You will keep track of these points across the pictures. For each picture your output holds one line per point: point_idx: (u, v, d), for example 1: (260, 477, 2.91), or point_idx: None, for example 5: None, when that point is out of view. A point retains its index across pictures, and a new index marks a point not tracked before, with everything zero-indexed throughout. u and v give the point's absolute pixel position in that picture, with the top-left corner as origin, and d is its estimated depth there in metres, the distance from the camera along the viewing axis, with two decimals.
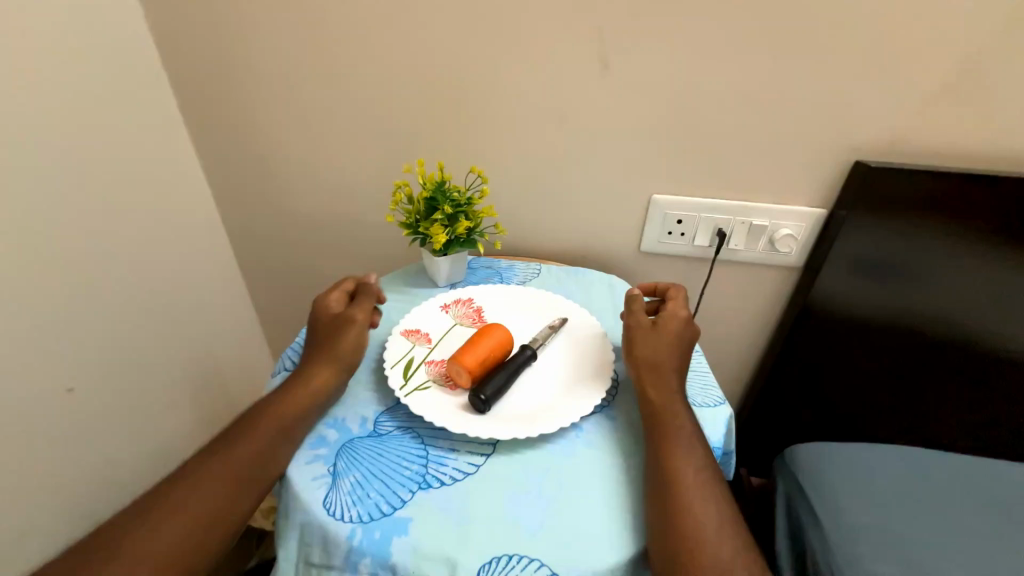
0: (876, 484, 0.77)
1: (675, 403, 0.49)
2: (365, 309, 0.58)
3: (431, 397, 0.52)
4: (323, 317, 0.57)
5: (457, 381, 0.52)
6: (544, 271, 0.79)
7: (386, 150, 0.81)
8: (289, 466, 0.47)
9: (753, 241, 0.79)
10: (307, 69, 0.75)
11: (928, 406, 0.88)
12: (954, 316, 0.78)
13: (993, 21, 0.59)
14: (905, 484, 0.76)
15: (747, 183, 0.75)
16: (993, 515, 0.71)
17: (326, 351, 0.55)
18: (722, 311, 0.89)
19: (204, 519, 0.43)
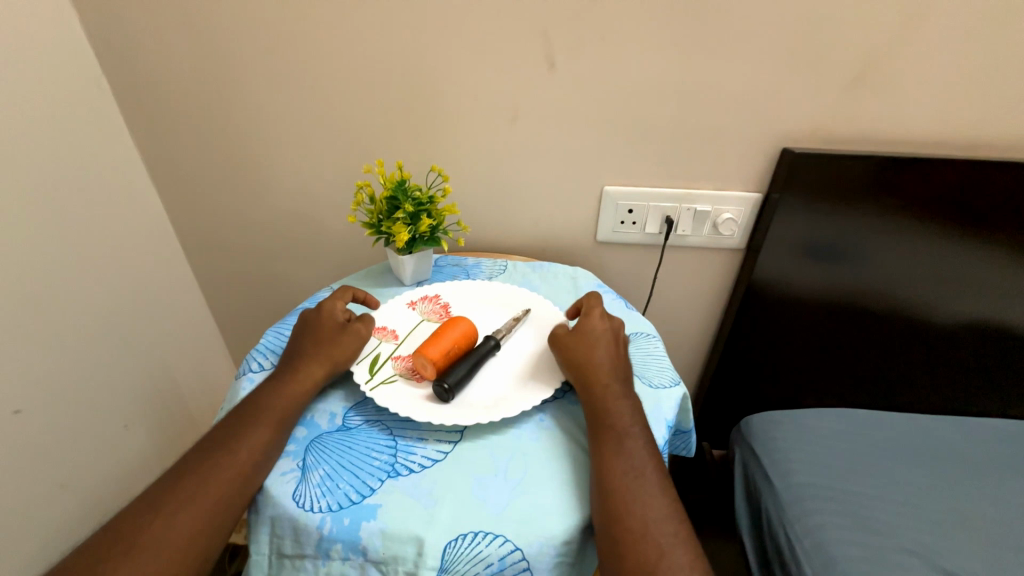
0: (822, 448, 0.83)
1: (613, 395, 0.52)
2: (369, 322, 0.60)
3: (398, 390, 0.54)
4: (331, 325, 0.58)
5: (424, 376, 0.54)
6: (509, 267, 0.81)
7: (343, 152, 0.81)
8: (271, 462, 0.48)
9: (698, 226, 0.84)
10: (257, 73, 0.75)
11: (866, 372, 0.95)
12: (881, 288, 0.85)
13: (897, 17, 0.65)
14: (847, 447, 0.83)
15: (693, 172, 0.79)
16: (923, 469, 0.79)
17: (320, 353, 0.55)
18: (676, 294, 0.94)
19: (191, 528, 0.43)
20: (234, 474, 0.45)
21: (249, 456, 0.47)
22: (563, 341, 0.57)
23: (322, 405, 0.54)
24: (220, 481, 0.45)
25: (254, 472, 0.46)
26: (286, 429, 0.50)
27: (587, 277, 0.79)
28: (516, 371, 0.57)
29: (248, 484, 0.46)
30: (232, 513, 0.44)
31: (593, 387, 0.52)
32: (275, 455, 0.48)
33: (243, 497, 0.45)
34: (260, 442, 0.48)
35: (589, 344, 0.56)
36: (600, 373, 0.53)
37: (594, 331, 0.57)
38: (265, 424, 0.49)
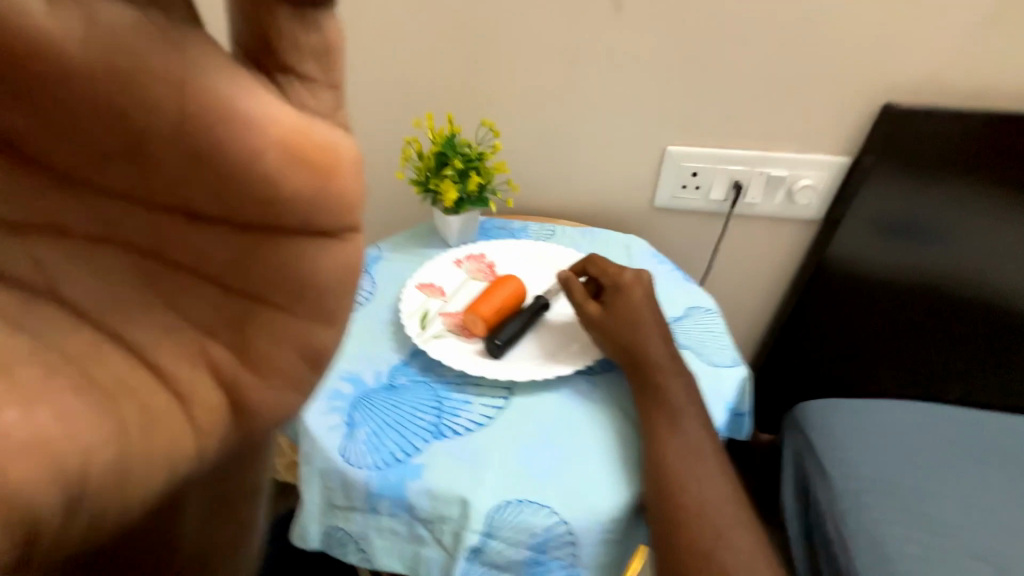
0: (888, 442, 0.76)
1: (663, 377, 0.47)
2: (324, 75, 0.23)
3: (303, 282, 0.28)
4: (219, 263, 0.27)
5: (349, 253, 0.28)
6: (558, 233, 0.77)
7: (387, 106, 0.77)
8: (308, 417, 0.47)
9: (770, 193, 0.76)
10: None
11: (946, 366, 0.86)
12: (979, 272, 0.76)
13: None
14: (915, 443, 0.76)
15: (771, 128, 0.71)
16: (1005, 478, 0.71)
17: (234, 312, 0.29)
18: (739, 267, 0.87)
19: (95, 479, 0.25)
20: (143, 381, 0.28)
21: (163, 342, 0.28)
22: (598, 324, 0.51)
23: (220, 294, 0.28)
24: (136, 380, 0.28)
25: (192, 378, 0.29)
26: (218, 291, 0.28)
27: (643, 245, 0.75)
28: (568, 334, 0.55)
29: (191, 396, 0.29)
30: (195, 428, 0.29)
31: (641, 369, 0.48)
32: (260, 372, 0.29)
33: (215, 406, 0.30)
34: (167, 325, 0.28)
35: (631, 323, 0.50)
36: (649, 353, 0.48)
37: (633, 305, 0.51)
38: (161, 284, 0.28)
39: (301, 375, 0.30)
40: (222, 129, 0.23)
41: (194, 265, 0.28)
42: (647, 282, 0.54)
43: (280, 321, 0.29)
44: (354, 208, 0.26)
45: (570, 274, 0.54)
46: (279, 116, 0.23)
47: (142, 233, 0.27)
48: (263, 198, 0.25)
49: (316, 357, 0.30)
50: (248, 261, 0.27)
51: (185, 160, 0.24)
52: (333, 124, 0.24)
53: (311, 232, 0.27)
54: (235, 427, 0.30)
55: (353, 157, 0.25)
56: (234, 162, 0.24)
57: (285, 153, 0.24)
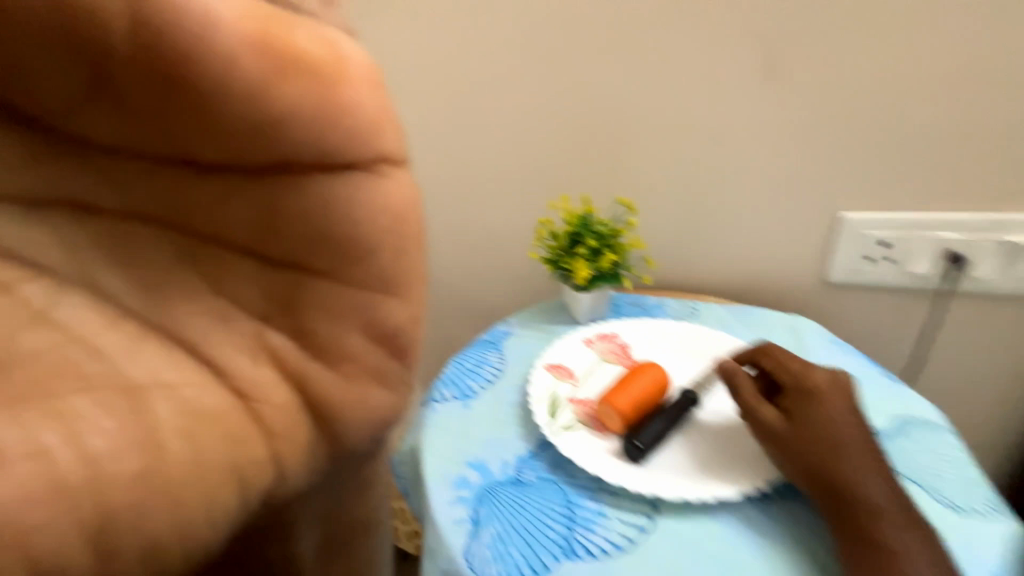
0: None
1: (886, 525, 0.37)
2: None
3: (365, 243, 0.29)
4: (296, 206, 0.29)
5: (395, 190, 0.29)
6: (701, 311, 0.68)
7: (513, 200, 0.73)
8: (433, 506, 0.45)
9: (1009, 265, 0.64)
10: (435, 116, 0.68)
11: None
12: None
13: None
14: None
15: (985, 189, 0.63)
16: None
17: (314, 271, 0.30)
18: (948, 349, 0.71)
19: (153, 519, 0.28)
20: (202, 382, 0.31)
21: (223, 339, 0.32)
22: (783, 438, 0.41)
23: (262, 270, 0.31)
24: (197, 430, 0.30)
25: (259, 376, 0.32)
26: (255, 263, 0.31)
27: (813, 326, 0.63)
28: (730, 439, 0.47)
29: (262, 397, 0.32)
30: (273, 466, 0.31)
31: (852, 509, 0.38)
32: (337, 367, 0.31)
33: (301, 445, 0.32)
34: (222, 311, 0.32)
35: (830, 444, 0.40)
36: (863, 492, 0.38)
37: (830, 421, 0.41)
38: (205, 263, 0.32)
39: (381, 365, 0.32)
40: (224, 67, 0.25)
41: (231, 236, 0.31)
42: (847, 385, 0.44)
43: (337, 291, 0.30)
44: (380, 125, 0.28)
45: (737, 367, 0.46)
46: (252, 12, 0.25)
47: (192, 212, 0.31)
48: (267, 123, 0.27)
49: (385, 336, 0.31)
50: (276, 221, 0.30)
51: (187, 100, 0.27)
52: (327, 28, 0.26)
53: (321, 161, 0.28)
54: (317, 433, 0.32)
55: (364, 69, 0.27)
56: (257, 103, 0.26)
57: (272, 65, 0.25)
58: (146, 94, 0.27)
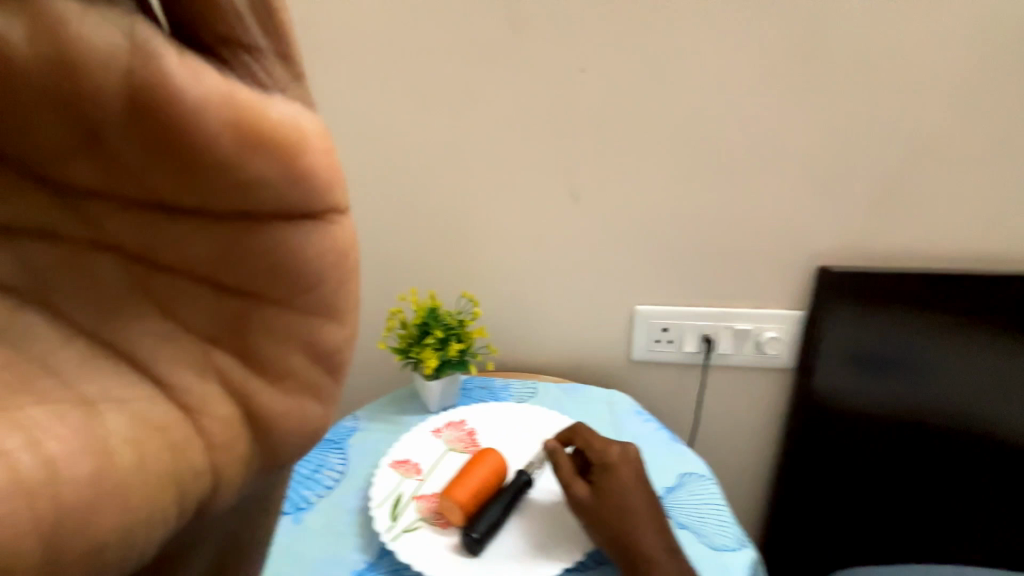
0: None
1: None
2: (272, 47, 0.27)
3: (311, 277, 0.31)
4: (259, 254, 0.30)
5: (338, 233, 0.31)
6: (540, 389, 0.76)
7: (376, 278, 0.82)
8: None
9: (740, 345, 0.79)
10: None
11: (967, 510, 0.80)
12: (961, 409, 0.75)
13: (924, 119, 0.66)
14: None
15: (735, 287, 0.77)
16: None
17: (225, 315, 0.31)
18: (721, 414, 0.85)
19: (104, 515, 0.27)
20: (144, 396, 0.30)
21: (174, 352, 0.31)
22: (588, 508, 0.48)
23: (218, 297, 0.31)
24: (146, 440, 0.29)
25: (202, 391, 0.31)
26: (210, 293, 0.31)
27: (625, 402, 0.72)
28: (551, 518, 0.51)
29: (204, 410, 0.31)
30: (209, 477, 0.31)
31: (638, 565, 0.45)
32: (268, 373, 0.32)
33: (238, 454, 0.32)
34: (166, 329, 0.31)
35: (621, 508, 0.48)
36: (644, 548, 0.46)
37: (623, 488, 0.49)
38: (158, 289, 0.31)
39: (316, 380, 0.33)
40: (182, 120, 0.26)
41: (187, 268, 0.31)
42: (635, 457, 0.52)
43: (283, 316, 0.32)
44: (335, 184, 0.30)
45: (556, 445, 0.53)
46: (231, 92, 0.26)
47: (153, 245, 0.30)
48: (195, 158, 0.27)
49: (323, 354, 0.32)
50: (235, 257, 0.30)
51: (161, 156, 0.27)
52: (292, 101, 0.28)
53: (287, 214, 0.30)
54: (254, 445, 0.32)
55: (318, 132, 0.29)
56: (206, 157, 0.27)
57: (240, 137, 0.27)
58: (129, 150, 0.27)
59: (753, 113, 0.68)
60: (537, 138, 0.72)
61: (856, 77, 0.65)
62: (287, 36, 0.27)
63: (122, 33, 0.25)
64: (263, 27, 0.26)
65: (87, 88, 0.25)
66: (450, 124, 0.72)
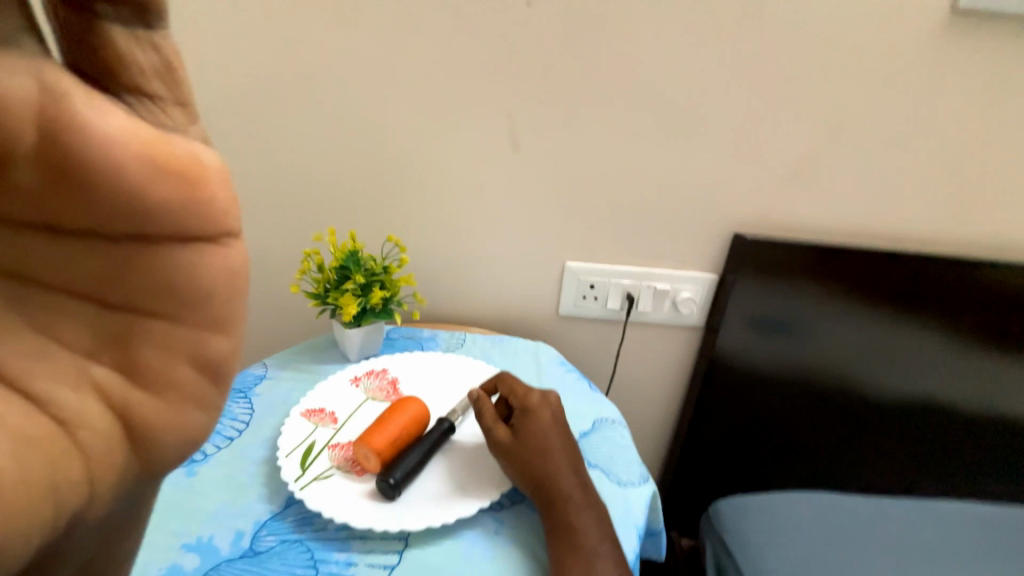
0: (782, 515, 0.79)
1: (576, 510, 0.46)
2: (170, 96, 0.25)
3: (201, 294, 0.28)
4: (140, 274, 0.27)
5: (229, 257, 0.29)
6: (467, 341, 0.75)
7: (292, 211, 0.74)
8: None
9: (658, 304, 0.83)
10: (221, 101, 0.68)
11: (832, 450, 0.93)
12: (838, 365, 0.85)
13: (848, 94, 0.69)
14: (805, 513, 0.79)
15: (660, 249, 0.79)
16: (878, 519, 0.78)
17: (101, 332, 0.28)
18: (636, 368, 0.90)
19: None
20: (14, 408, 0.26)
21: (41, 369, 0.27)
22: (507, 450, 0.49)
23: (98, 312, 0.28)
24: (23, 455, 0.25)
25: (80, 407, 0.28)
26: (92, 309, 0.28)
27: (550, 354, 0.74)
28: (472, 461, 0.52)
29: (81, 424, 0.28)
30: (83, 493, 0.27)
31: (552, 501, 0.46)
32: (151, 389, 0.29)
33: (115, 465, 0.29)
34: (36, 347, 0.27)
35: (538, 448, 0.49)
36: (559, 485, 0.47)
37: (540, 431, 0.50)
38: (30, 306, 0.27)
39: (200, 392, 0.30)
40: (76, 145, 0.23)
41: (64, 284, 0.27)
42: (555, 402, 0.54)
43: (172, 333, 0.29)
44: (232, 213, 0.28)
45: (482, 393, 0.54)
46: (136, 129, 0.25)
47: (22, 261, 0.26)
48: (81, 176, 0.24)
49: (211, 366, 0.30)
50: (126, 273, 0.27)
51: (45, 179, 0.24)
52: (194, 140, 0.26)
53: (177, 235, 0.27)
54: (129, 458, 0.29)
55: (218, 169, 0.27)
56: (103, 186, 0.25)
57: (148, 164, 0.25)
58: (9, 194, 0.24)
59: (691, 65, 0.67)
60: (474, 70, 0.67)
61: (789, 46, 0.66)
62: (186, 85, 0.26)
63: (30, 76, 0.22)
64: (162, 79, 0.25)
65: None
66: (373, 46, 0.65)
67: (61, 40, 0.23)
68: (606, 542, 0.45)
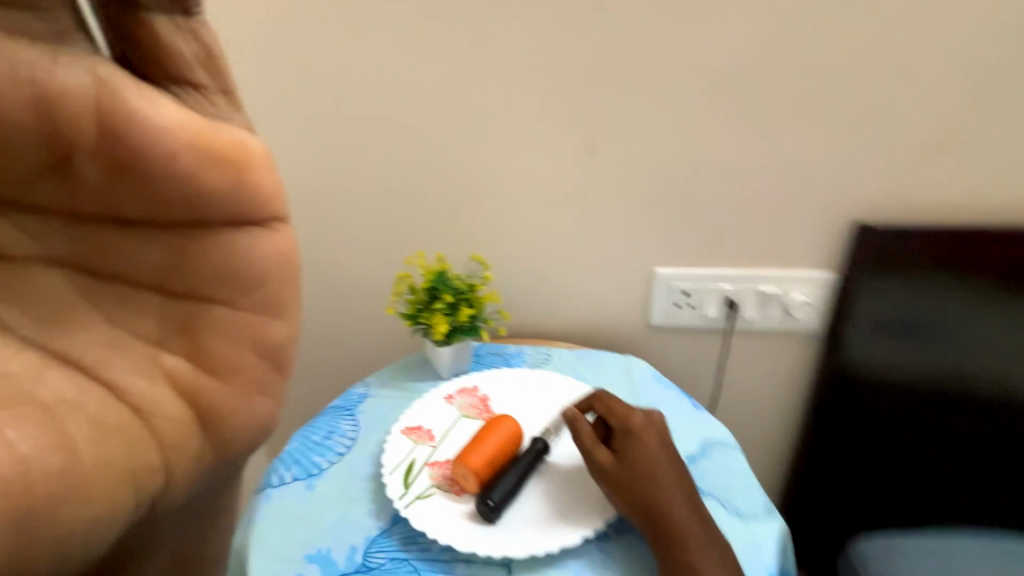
0: (944, 552, 0.66)
1: (696, 546, 0.42)
2: (214, 85, 0.31)
3: (256, 279, 0.34)
4: (201, 265, 0.33)
5: (279, 239, 0.34)
6: (554, 356, 0.73)
7: (382, 238, 0.77)
8: None
9: (765, 310, 0.75)
10: (312, 140, 0.71)
11: (1003, 476, 0.77)
12: (1005, 372, 0.70)
13: (986, 50, 0.59)
14: (976, 553, 0.65)
15: (763, 249, 0.72)
16: None
17: (172, 320, 0.33)
18: (741, 381, 0.82)
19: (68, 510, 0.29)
20: (98, 399, 0.32)
21: (125, 361, 0.33)
22: (611, 475, 0.46)
23: (165, 302, 0.33)
24: (108, 438, 0.32)
25: (153, 395, 0.33)
26: (159, 298, 0.33)
27: (644, 367, 0.70)
28: (571, 484, 0.50)
29: (158, 410, 0.33)
30: (164, 472, 0.33)
31: (667, 536, 0.43)
32: (220, 375, 0.34)
33: (192, 453, 0.34)
34: (115, 338, 0.33)
35: (646, 475, 0.45)
36: (674, 517, 0.43)
37: (647, 456, 0.47)
38: (103, 301, 0.32)
39: (263, 375, 0.35)
40: (136, 139, 0.29)
41: (136, 276, 0.33)
42: (659, 423, 0.50)
43: (231, 317, 0.34)
44: (276, 198, 0.34)
45: (578, 412, 0.51)
46: (186, 120, 0.30)
47: (106, 258, 0.32)
48: (142, 166, 0.30)
49: (270, 351, 0.35)
50: (186, 263, 0.33)
51: (118, 173, 0.30)
52: (236, 127, 0.32)
53: (236, 219, 0.33)
54: (204, 441, 0.34)
55: (261, 153, 0.33)
56: (163, 177, 0.30)
57: (197, 151, 0.30)
58: (91, 180, 0.29)
59: (790, 43, 0.60)
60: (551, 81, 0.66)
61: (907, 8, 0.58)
62: (226, 75, 0.31)
63: (93, 82, 0.28)
64: (207, 69, 0.30)
65: (54, 133, 0.28)
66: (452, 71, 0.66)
67: (108, 34, 0.28)
68: None
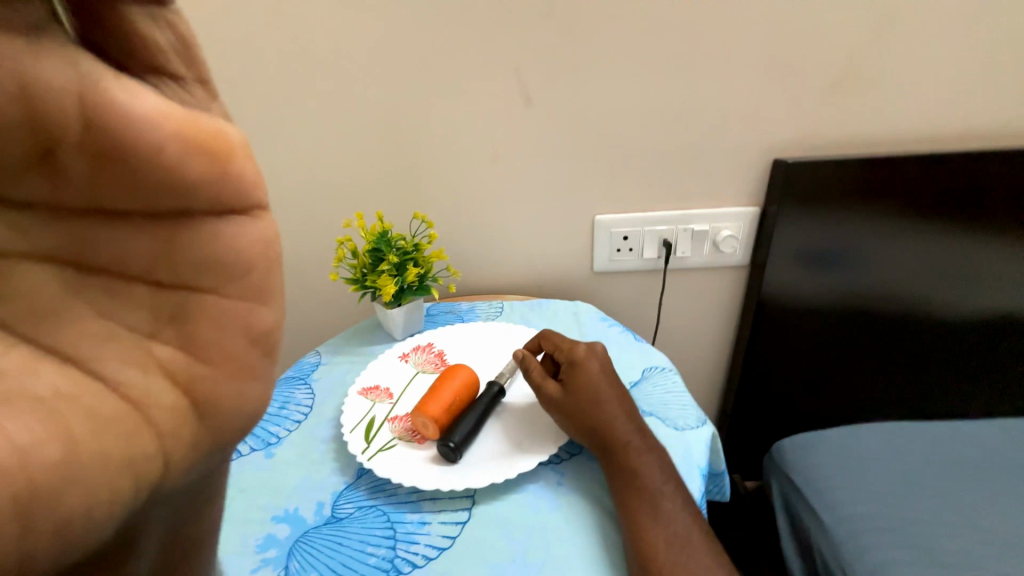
0: (847, 444, 0.78)
1: (638, 455, 0.46)
2: (191, 74, 0.26)
3: (242, 267, 0.29)
4: (191, 250, 0.28)
5: (263, 230, 0.29)
6: (506, 308, 0.75)
7: (319, 201, 0.75)
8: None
9: (697, 247, 0.80)
10: (235, 101, 0.68)
11: (898, 377, 0.88)
12: (899, 288, 0.80)
13: None
14: (871, 440, 0.78)
15: (693, 189, 0.76)
16: (948, 439, 0.76)
17: (162, 308, 0.29)
18: (680, 315, 0.88)
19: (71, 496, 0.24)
20: (89, 391, 0.27)
21: (113, 355, 0.28)
22: (559, 403, 0.50)
23: (154, 291, 0.28)
24: (103, 427, 0.26)
25: (147, 385, 0.28)
26: (147, 288, 0.28)
27: (590, 310, 0.73)
28: (526, 420, 0.53)
29: (151, 398, 0.28)
30: (161, 460, 0.28)
31: (612, 449, 0.47)
32: (215, 362, 0.29)
33: (188, 439, 0.29)
34: (103, 328, 0.28)
35: (591, 399, 0.49)
36: (617, 433, 0.47)
37: (591, 382, 0.50)
38: (89, 292, 0.27)
39: (253, 361, 0.30)
40: (108, 122, 0.23)
41: (122, 265, 0.27)
42: (601, 353, 0.54)
43: (218, 305, 0.29)
44: (259, 185, 0.28)
45: (527, 351, 0.54)
46: (170, 111, 0.25)
47: (81, 248, 0.26)
48: (117, 151, 0.24)
49: (262, 337, 0.30)
50: (177, 250, 0.28)
51: (91, 165, 0.24)
52: (217, 117, 0.27)
53: (220, 213, 0.28)
54: (201, 429, 0.29)
55: (241, 144, 0.27)
56: (144, 164, 0.25)
57: (184, 142, 0.25)
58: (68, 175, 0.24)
59: None
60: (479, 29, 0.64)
61: None
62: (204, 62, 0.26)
63: (62, 59, 0.22)
64: (183, 56, 0.25)
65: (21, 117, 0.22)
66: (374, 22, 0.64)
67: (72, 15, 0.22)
68: (670, 482, 0.46)
